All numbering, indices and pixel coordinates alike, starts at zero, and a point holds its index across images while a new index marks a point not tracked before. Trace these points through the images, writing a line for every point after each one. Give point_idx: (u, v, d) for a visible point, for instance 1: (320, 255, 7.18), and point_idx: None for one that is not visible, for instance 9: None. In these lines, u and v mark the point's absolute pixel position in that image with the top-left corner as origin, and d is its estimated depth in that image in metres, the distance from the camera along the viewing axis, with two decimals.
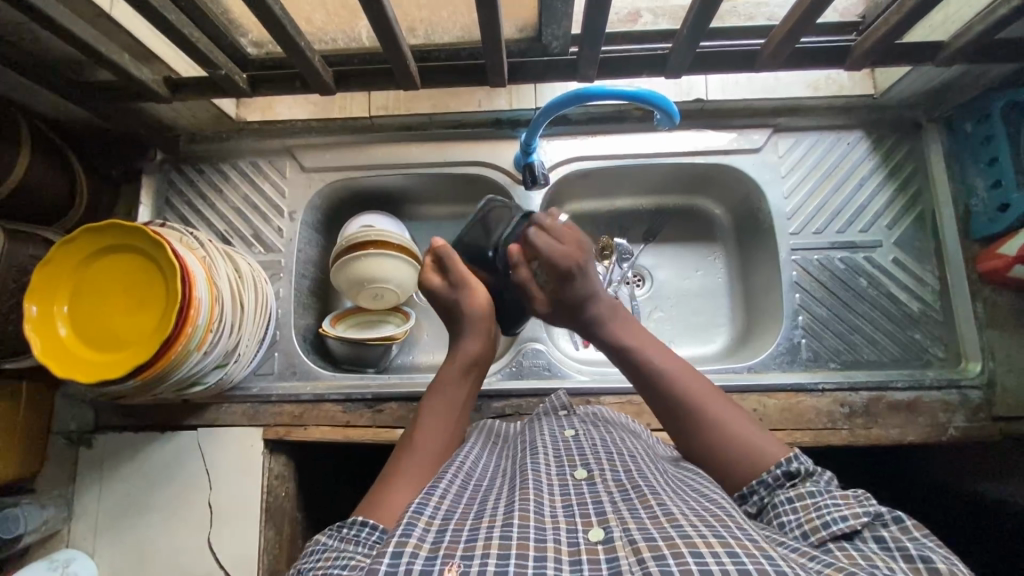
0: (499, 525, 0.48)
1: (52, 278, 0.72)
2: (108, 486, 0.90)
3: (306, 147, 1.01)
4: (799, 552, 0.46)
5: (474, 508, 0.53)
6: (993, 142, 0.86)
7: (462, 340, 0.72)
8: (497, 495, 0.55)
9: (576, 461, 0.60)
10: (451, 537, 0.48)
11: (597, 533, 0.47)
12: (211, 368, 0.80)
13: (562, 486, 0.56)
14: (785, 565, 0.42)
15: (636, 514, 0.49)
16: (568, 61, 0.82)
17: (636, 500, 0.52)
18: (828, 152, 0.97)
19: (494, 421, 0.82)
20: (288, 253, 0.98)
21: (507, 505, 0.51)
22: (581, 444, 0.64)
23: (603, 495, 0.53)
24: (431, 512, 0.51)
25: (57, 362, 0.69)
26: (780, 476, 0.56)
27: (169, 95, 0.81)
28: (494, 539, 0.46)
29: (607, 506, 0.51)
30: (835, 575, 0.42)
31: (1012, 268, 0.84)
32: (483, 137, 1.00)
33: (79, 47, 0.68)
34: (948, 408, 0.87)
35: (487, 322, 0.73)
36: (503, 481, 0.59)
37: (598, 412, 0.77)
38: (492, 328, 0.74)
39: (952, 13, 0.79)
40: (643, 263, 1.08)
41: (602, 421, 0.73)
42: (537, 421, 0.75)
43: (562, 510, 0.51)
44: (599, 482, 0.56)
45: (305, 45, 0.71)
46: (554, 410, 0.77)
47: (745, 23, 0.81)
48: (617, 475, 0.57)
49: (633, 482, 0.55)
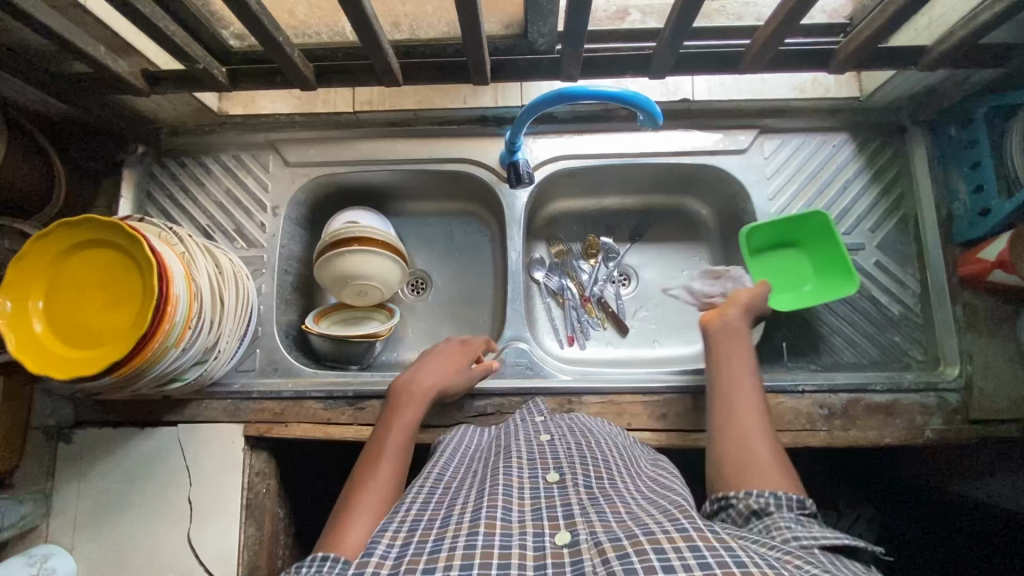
0: (464, 532, 0.48)
1: (24, 272, 0.71)
2: (86, 482, 0.89)
3: (289, 141, 1.00)
4: (761, 543, 0.48)
5: (440, 515, 0.53)
6: (977, 147, 0.86)
7: (415, 376, 0.82)
8: (464, 499, 0.56)
9: (549, 465, 0.61)
10: (414, 550, 0.48)
11: (563, 536, 0.48)
12: (189, 365, 0.80)
13: (532, 490, 0.56)
14: (744, 555, 0.42)
15: (604, 518, 0.49)
16: (552, 60, 0.82)
17: (604, 506, 0.52)
18: (814, 154, 0.97)
19: (472, 427, 0.81)
20: (271, 248, 0.98)
21: (475, 510, 0.51)
22: (555, 448, 0.64)
23: (573, 498, 0.54)
24: (396, 529, 0.52)
25: (29, 358, 0.68)
26: (794, 502, 0.56)
27: (147, 88, 0.80)
28: (457, 551, 0.46)
29: (576, 510, 0.51)
30: (791, 561, 0.44)
31: (992, 272, 0.84)
32: (468, 134, 0.99)
33: (55, 41, 0.67)
34: (926, 410, 0.87)
35: (442, 367, 0.84)
36: (473, 484, 0.60)
37: (576, 417, 0.78)
38: (443, 372, 0.84)
39: (937, 17, 0.79)
40: (629, 262, 1.09)
41: (579, 425, 0.73)
42: (512, 426, 0.75)
43: (530, 514, 0.52)
44: (569, 486, 0.56)
45: (283, 39, 0.70)
46: (531, 416, 0.78)
47: (732, 23, 0.80)
48: (589, 480, 0.57)
49: (604, 490, 0.55)
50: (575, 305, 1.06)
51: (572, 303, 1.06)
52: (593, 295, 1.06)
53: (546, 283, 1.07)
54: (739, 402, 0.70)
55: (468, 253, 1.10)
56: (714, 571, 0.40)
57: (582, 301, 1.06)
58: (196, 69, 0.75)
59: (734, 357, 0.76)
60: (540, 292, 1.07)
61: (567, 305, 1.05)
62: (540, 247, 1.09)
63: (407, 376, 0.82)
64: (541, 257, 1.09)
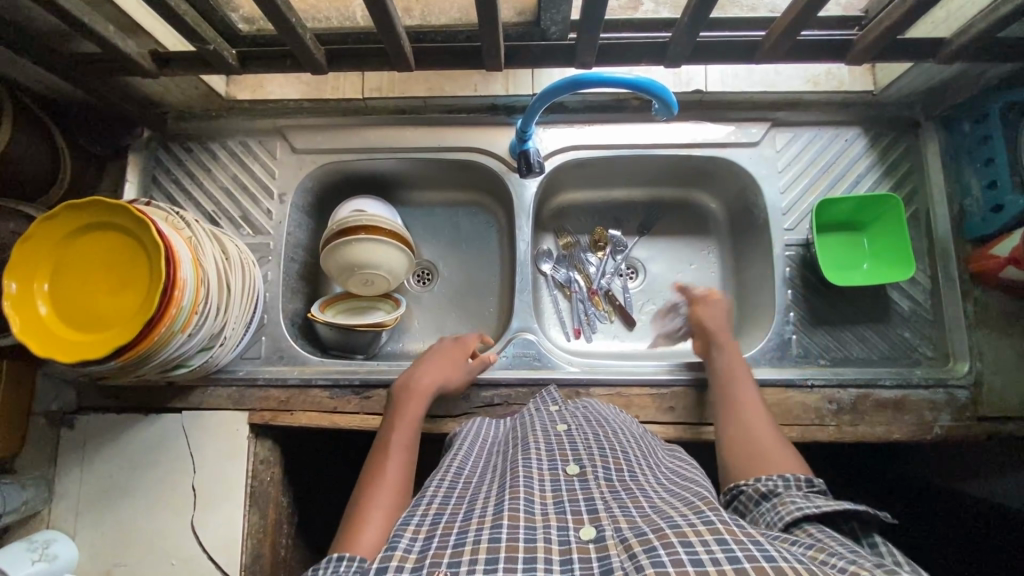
0: (487, 527, 0.48)
1: (33, 255, 0.70)
2: (90, 468, 0.89)
3: (297, 128, 0.99)
4: (782, 539, 0.48)
5: (462, 510, 0.53)
6: (991, 142, 0.85)
7: (419, 372, 0.83)
8: (485, 494, 0.55)
9: (568, 456, 0.60)
10: (438, 545, 0.47)
11: (588, 531, 0.47)
12: (196, 351, 0.79)
13: (553, 482, 0.56)
14: (772, 549, 0.42)
15: (627, 512, 0.49)
16: (565, 47, 0.81)
17: (626, 501, 0.51)
18: (826, 148, 0.96)
19: (484, 420, 0.80)
20: (278, 236, 0.97)
21: (497, 504, 0.51)
22: (572, 439, 0.64)
23: (595, 492, 0.53)
24: (418, 522, 0.51)
25: (35, 341, 0.67)
26: (803, 482, 0.59)
27: (156, 70, 0.79)
28: (482, 544, 0.46)
29: (599, 504, 0.51)
30: (817, 555, 0.44)
31: (1005, 269, 0.83)
32: (478, 123, 0.98)
33: (65, 19, 0.66)
34: (934, 407, 0.87)
35: (444, 364, 0.85)
36: (493, 478, 0.59)
37: (588, 404, 0.77)
38: (446, 369, 0.85)
39: (956, 10, 0.78)
40: (637, 255, 1.08)
41: (593, 414, 0.72)
42: (527, 416, 0.75)
43: (553, 507, 0.51)
44: (590, 480, 0.55)
45: (296, 21, 0.69)
46: (544, 406, 0.77)
47: (746, 14, 0.80)
48: (609, 473, 0.57)
49: (626, 485, 0.55)
50: (582, 297, 1.05)
51: (579, 295, 1.05)
52: (600, 288, 1.06)
53: (553, 275, 1.07)
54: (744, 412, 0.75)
55: (475, 244, 1.09)
56: (743, 565, 0.40)
57: (589, 294, 1.05)
58: (206, 51, 0.74)
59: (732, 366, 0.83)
60: (547, 284, 1.06)
61: (574, 296, 1.05)
62: (547, 239, 1.09)
63: (408, 375, 0.83)
64: (549, 249, 1.08)
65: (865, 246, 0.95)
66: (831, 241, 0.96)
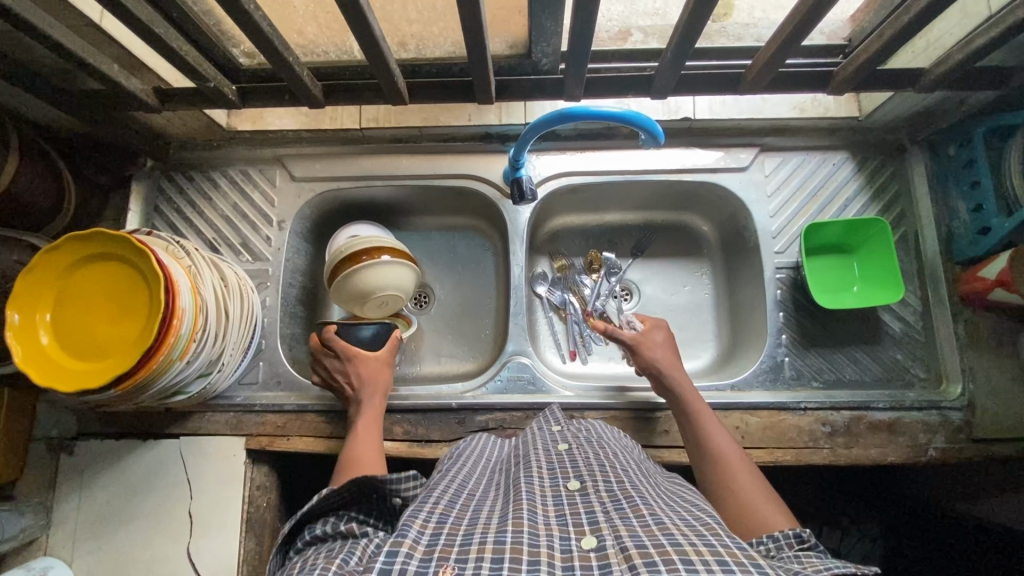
0: (493, 531, 0.49)
1: (32, 285, 0.71)
2: (87, 495, 0.89)
3: (296, 156, 1.01)
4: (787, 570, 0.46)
5: (467, 515, 0.54)
6: (975, 166, 0.87)
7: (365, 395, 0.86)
8: (490, 506, 0.57)
9: (569, 473, 0.61)
10: (445, 541, 0.49)
11: (589, 540, 0.48)
12: (193, 378, 0.80)
13: (554, 497, 0.56)
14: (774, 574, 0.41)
15: (628, 522, 0.49)
16: (555, 80, 0.84)
17: (627, 511, 0.52)
18: (814, 172, 0.98)
19: (493, 439, 0.82)
20: (276, 262, 0.99)
21: (503, 514, 0.53)
22: (575, 457, 0.65)
23: (596, 505, 0.54)
24: (426, 517, 0.52)
25: (36, 370, 0.69)
26: (793, 539, 0.56)
27: (159, 105, 0.82)
28: (487, 544, 0.47)
29: (599, 516, 0.52)
30: None
31: (993, 290, 0.84)
32: (472, 151, 1.01)
33: (72, 61, 0.69)
34: (928, 428, 0.87)
35: (380, 372, 0.89)
36: (497, 493, 0.61)
37: (590, 422, 0.79)
38: (382, 377, 0.89)
39: (934, 40, 0.80)
40: (631, 278, 1.10)
41: (596, 437, 0.72)
42: (530, 435, 0.76)
43: (555, 519, 0.52)
44: (591, 493, 0.56)
45: (292, 59, 0.72)
46: (548, 424, 0.79)
47: (732, 44, 0.82)
48: (610, 485, 0.57)
49: (626, 493, 0.55)
50: (577, 319, 1.06)
51: (574, 317, 1.06)
52: (595, 310, 1.07)
53: (548, 297, 1.08)
54: (723, 448, 0.73)
55: (472, 268, 1.10)
56: None
57: (584, 316, 1.06)
58: (207, 87, 0.77)
59: (692, 397, 0.81)
60: (542, 306, 1.07)
61: (569, 319, 1.06)
62: (542, 262, 1.10)
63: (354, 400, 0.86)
64: (544, 271, 1.09)
65: (853, 270, 0.96)
66: (822, 259, 0.97)
